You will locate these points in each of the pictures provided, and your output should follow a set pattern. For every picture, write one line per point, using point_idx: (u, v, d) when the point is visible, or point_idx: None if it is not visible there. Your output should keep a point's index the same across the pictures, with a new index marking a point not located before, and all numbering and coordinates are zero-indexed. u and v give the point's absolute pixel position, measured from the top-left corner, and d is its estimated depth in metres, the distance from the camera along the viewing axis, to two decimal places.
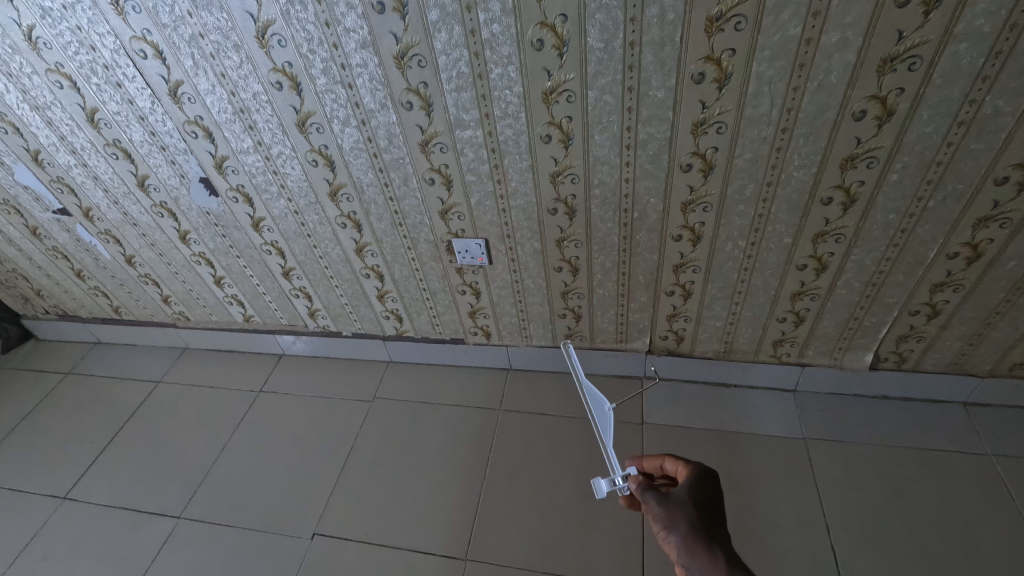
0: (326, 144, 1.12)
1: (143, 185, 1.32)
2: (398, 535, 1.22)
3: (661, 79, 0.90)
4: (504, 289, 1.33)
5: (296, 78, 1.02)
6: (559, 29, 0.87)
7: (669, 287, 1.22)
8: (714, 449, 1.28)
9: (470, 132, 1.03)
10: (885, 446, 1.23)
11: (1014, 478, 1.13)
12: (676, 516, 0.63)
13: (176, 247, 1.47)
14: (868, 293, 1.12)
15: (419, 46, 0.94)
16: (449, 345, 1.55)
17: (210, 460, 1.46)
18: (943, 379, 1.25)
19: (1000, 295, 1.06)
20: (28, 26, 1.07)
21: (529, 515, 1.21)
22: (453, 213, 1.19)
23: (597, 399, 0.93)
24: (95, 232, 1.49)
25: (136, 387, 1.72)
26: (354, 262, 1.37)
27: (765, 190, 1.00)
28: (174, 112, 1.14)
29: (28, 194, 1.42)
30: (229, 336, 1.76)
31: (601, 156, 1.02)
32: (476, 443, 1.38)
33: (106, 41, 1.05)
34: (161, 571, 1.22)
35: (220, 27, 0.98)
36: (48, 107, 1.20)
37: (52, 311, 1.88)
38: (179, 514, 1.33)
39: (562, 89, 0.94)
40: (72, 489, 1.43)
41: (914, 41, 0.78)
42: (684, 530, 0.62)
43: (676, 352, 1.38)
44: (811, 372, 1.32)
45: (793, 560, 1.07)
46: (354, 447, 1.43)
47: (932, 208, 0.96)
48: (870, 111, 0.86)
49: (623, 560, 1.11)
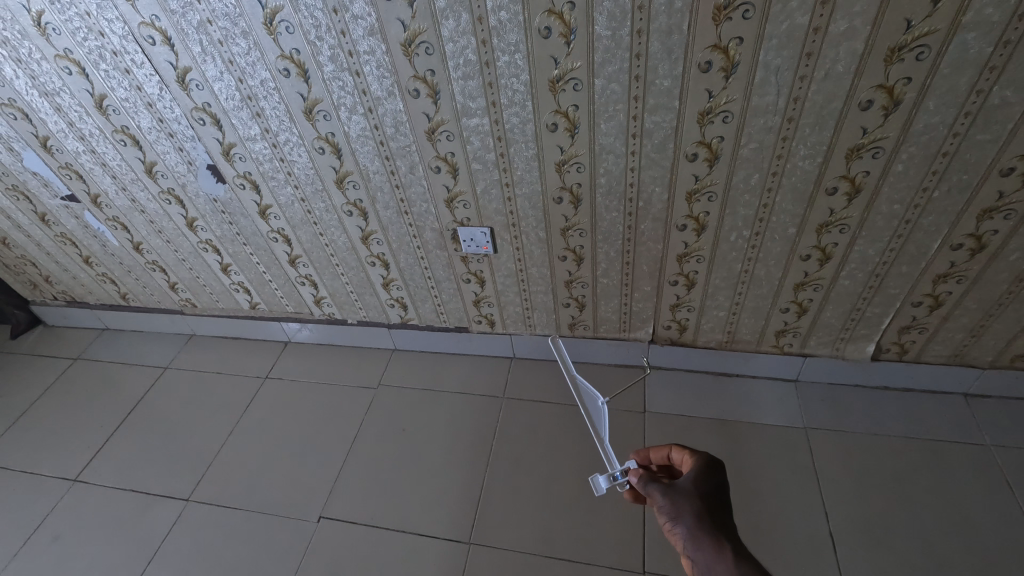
0: (333, 131, 1.12)
1: (151, 171, 1.32)
2: (403, 518, 1.24)
3: (668, 67, 0.90)
4: (508, 278, 1.34)
5: (303, 65, 1.03)
6: (566, 17, 0.87)
7: (673, 277, 1.23)
8: (715, 437, 1.29)
9: (477, 120, 1.04)
10: (885, 436, 1.25)
11: (1013, 469, 1.15)
12: (683, 509, 0.64)
13: (184, 234, 1.49)
14: (871, 284, 1.13)
15: (427, 34, 0.94)
16: (454, 333, 1.56)
17: (217, 444, 1.48)
18: (945, 370, 1.26)
19: (1002, 287, 1.06)
20: (37, 12, 1.07)
21: (532, 500, 1.23)
22: (459, 201, 1.20)
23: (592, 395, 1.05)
24: (103, 218, 1.50)
25: (144, 373, 1.75)
26: (360, 250, 1.38)
27: (771, 180, 1.00)
28: (182, 98, 1.14)
29: (37, 180, 1.43)
30: (235, 324, 1.78)
31: (607, 145, 1.02)
32: (480, 430, 1.40)
33: (115, 27, 1.06)
34: (171, 552, 1.25)
35: (228, 13, 0.98)
36: (57, 93, 1.21)
37: (60, 298, 1.90)
38: (188, 497, 1.36)
39: (569, 77, 0.94)
40: (82, 471, 1.46)
41: (922, 30, 0.78)
42: (691, 521, 0.63)
43: (678, 342, 1.40)
44: (813, 362, 1.34)
45: (792, 547, 1.09)
46: (359, 433, 1.45)
47: (937, 199, 0.96)
48: (877, 100, 0.86)
49: (624, 544, 1.13)
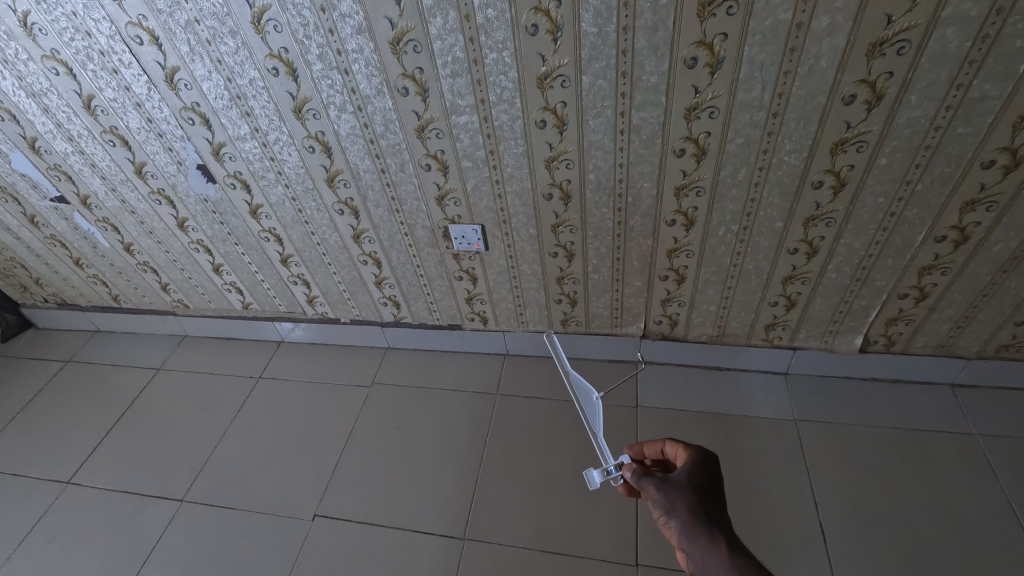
0: (322, 130, 1.12)
1: (141, 172, 1.32)
2: (398, 515, 1.24)
3: (655, 64, 0.91)
4: (500, 275, 1.35)
5: (292, 64, 1.03)
6: (553, 14, 0.88)
7: (663, 272, 1.24)
8: (707, 431, 1.31)
9: (466, 117, 1.04)
10: (874, 427, 1.26)
11: (998, 458, 1.17)
12: (677, 502, 0.65)
13: (175, 235, 1.48)
14: (858, 276, 1.14)
15: (415, 32, 0.94)
16: (447, 331, 1.57)
17: (212, 444, 1.48)
18: (931, 361, 1.28)
19: (986, 278, 1.08)
20: (23, 12, 1.07)
21: (526, 495, 1.24)
22: (450, 199, 1.20)
23: (585, 391, 1.02)
24: (93, 220, 1.50)
25: (136, 374, 1.74)
26: (352, 249, 1.38)
27: (758, 174, 1.02)
28: (171, 98, 1.14)
29: (26, 181, 1.43)
30: (228, 324, 1.77)
31: (595, 141, 1.03)
32: (474, 426, 1.40)
33: (102, 27, 1.05)
34: (166, 552, 1.25)
35: (216, 12, 0.98)
36: (44, 94, 1.20)
37: (51, 300, 1.89)
38: (182, 498, 1.36)
39: (557, 74, 0.95)
40: (76, 474, 1.45)
41: (903, 25, 0.79)
42: (685, 515, 0.64)
43: (670, 337, 1.41)
44: (802, 355, 1.35)
45: (784, 537, 1.11)
46: (354, 431, 1.45)
47: (921, 192, 0.98)
48: (860, 95, 0.87)
49: (618, 537, 1.14)
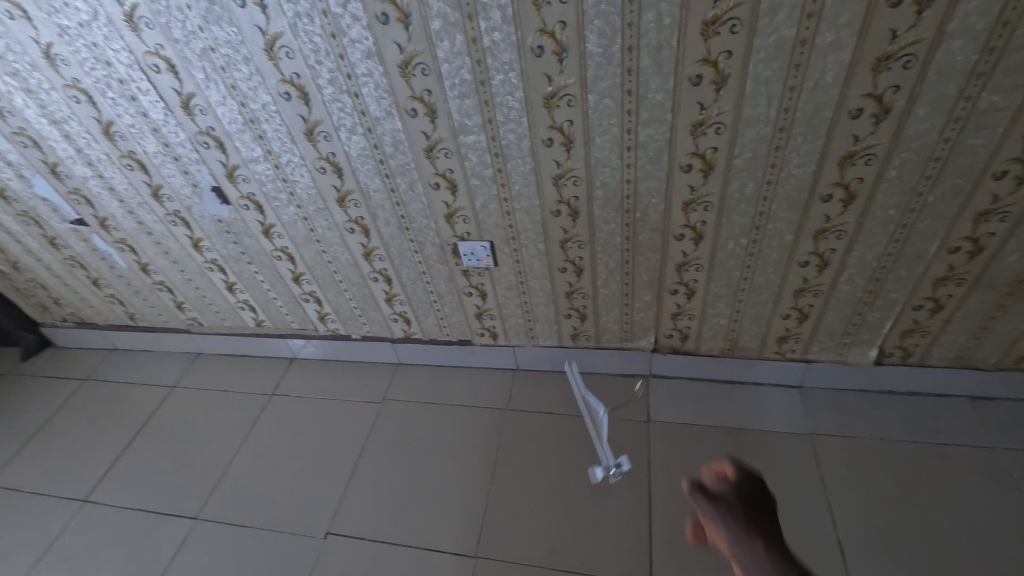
0: (333, 151, 1.15)
1: (157, 194, 1.35)
2: (409, 533, 1.24)
3: (660, 82, 0.91)
4: (510, 290, 1.35)
5: (304, 88, 1.05)
6: (558, 35, 0.89)
7: (673, 286, 1.24)
8: (721, 446, 1.29)
9: (474, 137, 1.06)
10: (892, 441, 1.24)
11: (1022, 472, 1.14)
12: (731, 516, 0.63)
13: (190, 255, 1.51)
14: (870, 288, 1.13)
15: (423, 55, 0.96)
16: (456, 346, 1.57)
17: (225, 462, 1.49)
18: (948, 372, 1.26)
19: (1002, 289, 1.07)
20: (46, 44, 1.11)
21: (537, 512, 1.23)
22: (459, 216, 1.21)
23: None
24: (111, 241, 1.53)
25: (152, 392, 1.76)
26: (363, 266, 1.40)
27: (765, 188, 1.02)
28: (186, 123, 1.17)
29: (46, 205, 1.47)
30: (242, 341, 1.80)
31: (602, 158, 1.04)
32: (485, 442, 1.40)
33: (121, 57, 1.09)
34: (181, 570, 1.25)
35: (230, 40, 1.01)
36: (65, 121, 1.24)
37: (70, 319, 1.93)
38: (197, 515, 1.37)
39: (563, 93, 0.96)
40: (92, 492, 1.47)
41: (908, 40, 0.79)
42: (741, 529, 0.61)
43: (681, 350, 1.40)
44: (816, 368, 1.33)
45: (802, 554, 1.08)
46: (365, 448, 1.45)
47: (932, 203, 0.97)
48: (867, 108, 0.87)
49: (631, 555, 1.12)
